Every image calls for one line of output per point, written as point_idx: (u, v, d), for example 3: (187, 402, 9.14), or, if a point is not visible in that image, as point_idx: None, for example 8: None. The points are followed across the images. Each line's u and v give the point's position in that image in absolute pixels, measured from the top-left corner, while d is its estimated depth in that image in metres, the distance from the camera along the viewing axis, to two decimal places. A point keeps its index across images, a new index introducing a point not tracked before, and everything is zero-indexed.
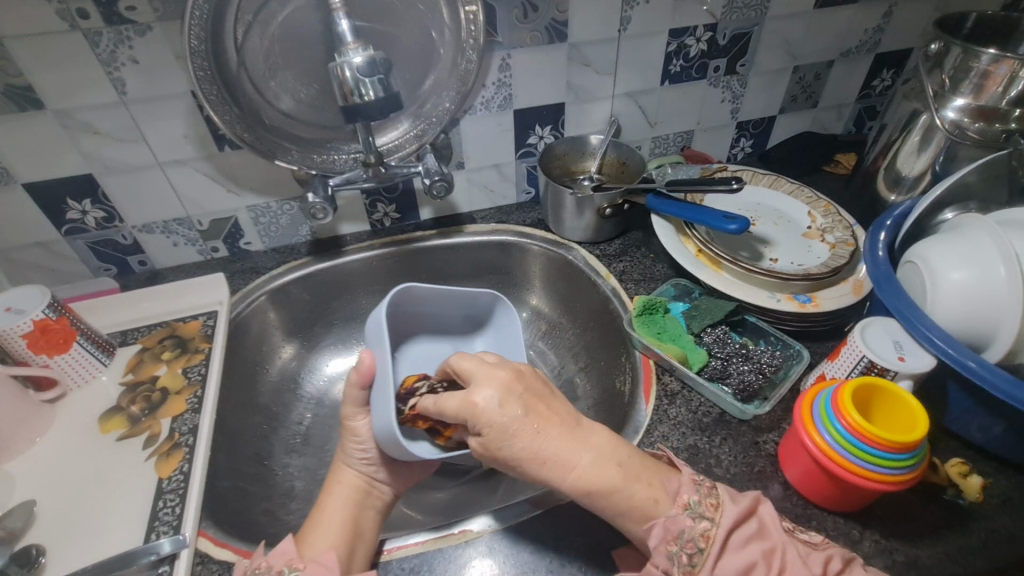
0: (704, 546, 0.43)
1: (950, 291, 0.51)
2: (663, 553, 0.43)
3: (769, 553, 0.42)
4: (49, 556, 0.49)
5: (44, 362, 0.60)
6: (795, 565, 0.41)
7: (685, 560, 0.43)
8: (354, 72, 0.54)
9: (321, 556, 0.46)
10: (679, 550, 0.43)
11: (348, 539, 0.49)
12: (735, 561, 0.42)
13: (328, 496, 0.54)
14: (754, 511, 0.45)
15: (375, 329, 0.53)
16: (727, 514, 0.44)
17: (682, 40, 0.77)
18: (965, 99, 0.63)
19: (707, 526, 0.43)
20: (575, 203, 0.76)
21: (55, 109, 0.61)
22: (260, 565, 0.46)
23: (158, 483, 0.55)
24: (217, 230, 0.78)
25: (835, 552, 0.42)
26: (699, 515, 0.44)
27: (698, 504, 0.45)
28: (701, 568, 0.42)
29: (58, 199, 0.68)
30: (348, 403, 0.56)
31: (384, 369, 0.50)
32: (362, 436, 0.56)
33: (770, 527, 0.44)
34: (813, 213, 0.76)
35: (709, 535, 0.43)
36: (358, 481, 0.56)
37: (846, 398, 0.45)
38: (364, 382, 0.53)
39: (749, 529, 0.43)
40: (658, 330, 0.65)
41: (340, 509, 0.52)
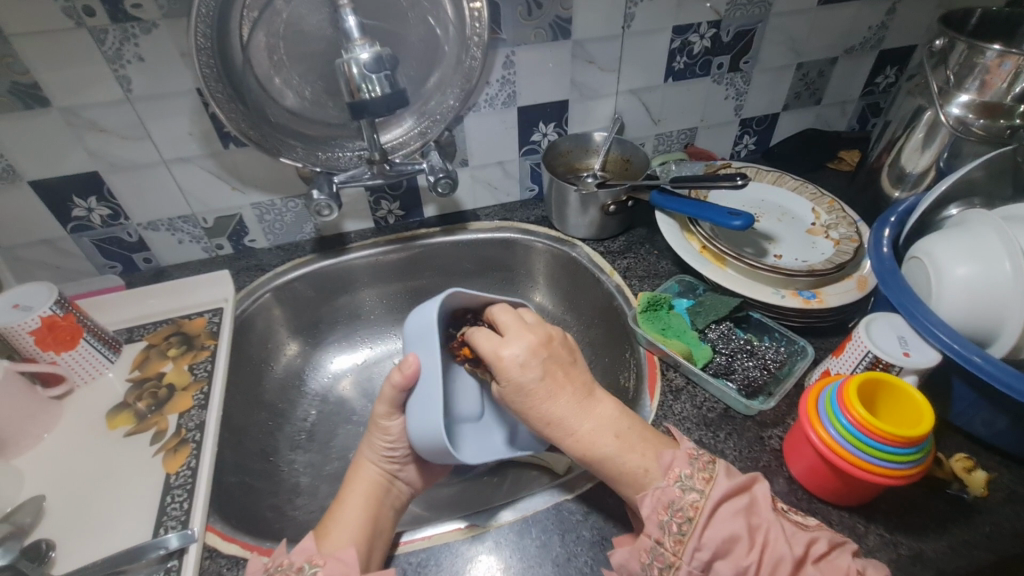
0: (692, 516, 0.43)
1: (955, 286, 0.51)
2: (655, 522, 0.43)
3: (755, 528, 0.42)
4: (58, 550, 0.50)
5: (51, 358, 0.60)
6: (779, 541, 0.41)
7: (675, 529, 0.43)
8: (361, 69, 0.54)
9: (342, 551, 0.46)
10: (669, 519, 0.43)
11: (368, 534, 0.50)
12: (720, 532, 0.42)
13: (347, 491, 0.55)
14: (750, 487, 0.45)
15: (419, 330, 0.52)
16: (718, 487, 0.44)
17: (685, 37, 0.77)
18: (970, 95, 0.63)
19: (696, 497, 0.43)
20: (579, 200, 0.76)
21: (61, 106, 0.62)
22: (281, 563, 0.46)
23: (166, 478, 0.55)
24: (222, 227, 0.78)
25: (823, 535, 0.42)
26: (690, 487, 0.44)
27: (690, 477, 0.45)
28: (688, 538, 0.42)
29: (63, 196, 0.68)
30: (382, 403, 0.56)
31: (433, 370, 0.50)
32: (392, 435, 0.56)
33: (761, 504, 0.43)
34: (817, 210, 0.76)
35: (697, 506, 0.43)
36: (379, 477, 0.57)
37: (852, 393, 0.46)
38: (407, 385, 0.52)
39: (739, 501, 0.43)
40: (662, 326, 0.65)
41: (358, 504, 0.53)
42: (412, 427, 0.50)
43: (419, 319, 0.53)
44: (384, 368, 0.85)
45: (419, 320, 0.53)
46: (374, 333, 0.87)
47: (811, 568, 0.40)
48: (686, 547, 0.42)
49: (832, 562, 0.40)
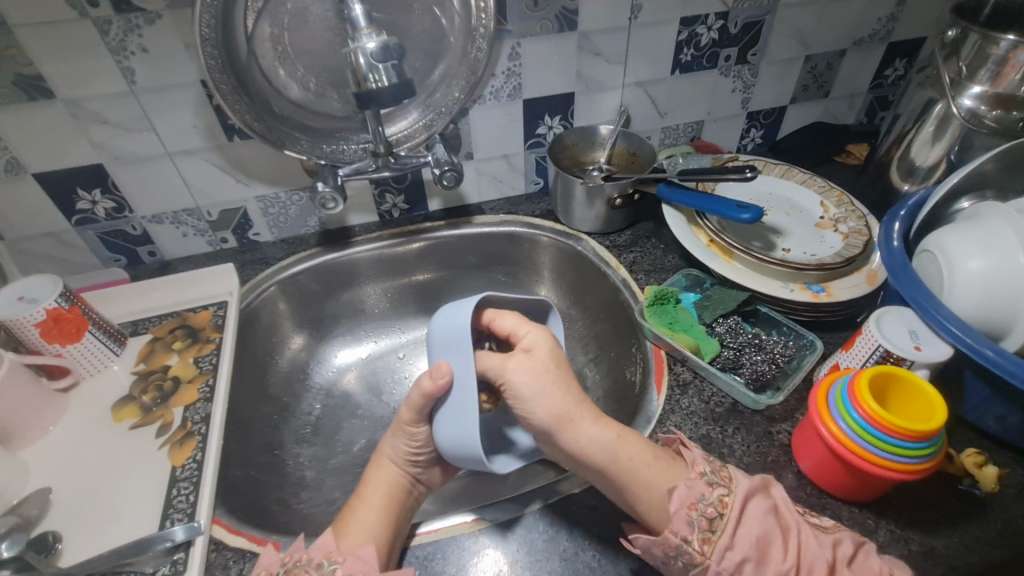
0: (722, 512, 0.43)
1: (968, 279, 0.51)
2: (684, 518, 0.43)
3: (785, 528, 0.43)
4: (65, 542, 0.50)
5: (57, 351, 0.60)
6: (811, 541, 0.41)
7: (704, 526, 0.43)
8: (368, 58, 0.54)
9: (361, 550, 0.46)
10: (699, 515, 0.43)
11: (388, 536, 0.49)
12: (753, 529, 0.42)
13: (367, 488, 0.55)
14: (769, 489, 0.46)
15: (451, 336, 0.53)
16: (741, 484, 0.45)
17: (693, 28, 0.76)
18: (983, 87, 0.62)
19: (724, 493, 0.44)
20: (585, 193, 0.75)
21: (65, 98, 0.61)
22: (301, 558, 0.46)
23: (172, 471, 0.55)
24: (226, 221, 0.78)
25: (845, 537, 0.43)
26: (716, 483, 0.45)
27: (714, 472, 0.46)
28: (719, 536, 0.42)
29: (67, 189, 0.68)
30: (407, 410, 0.54)
31: (468, 382, 0.51)
32: (418, 441, 0.55)
33: (784, 505, 0.44)
34: (826, 203, 0.76)
35: (726, 502, 0.44)
36: (400, 478, 0.56)
37: (863, 385, 0.45)
38: (436, 393, 0.52)
39: (763, 500, 0.44)
40: (669, 320, 0.65)
41: (376, 504, 0.52)
42: (444, 434, 0.52)
43: (451, 323, 0.54)
44: (389, 362, 0.85)
45: (451, 326, 0.53)
46: (379, 327, 0.87)
47: (845, 569, 0.40)
48: (717, 545, 0.42)
49: (861, 563, 0.41)
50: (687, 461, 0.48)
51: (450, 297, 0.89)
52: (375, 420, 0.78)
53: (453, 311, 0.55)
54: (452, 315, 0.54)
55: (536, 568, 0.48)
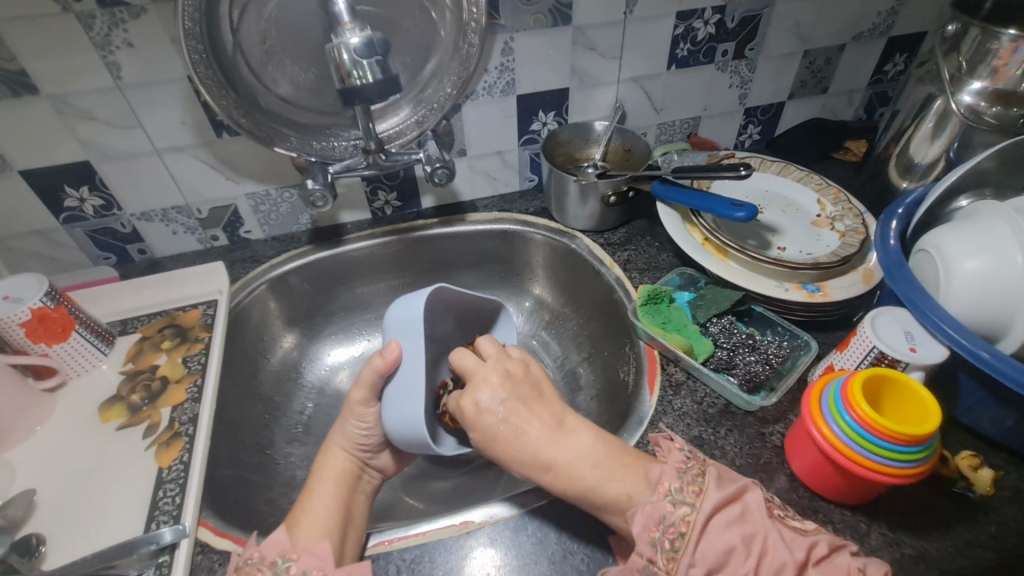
0: (684, 531, 0.42)
1: (966, 280, 0.50)
2: (646, 540, 0.43)
3: (752, 537, 0.42)
4: (49, 545, 0.49)
5: (43, 350, 0.60)
6: (777, 549, 0.41)
7: (667, 546, 0.42)
8: (352, 54, 0.53)
9: (316, 546, 0.46)
10: (662, 536, 0.43)
11: (339, 524, 0.49)
12: (715, 545, 0.41)
13: (315, 478, 0.54)
14: (741, 495, 0.45)
15: (403, 321, 0.55)
16: (708, 499, 0.44)
17: (689, 23, 0.75)
18: (983, 83, 0.61)
19: (687, 511, 0.43)
20: (579, 190, 0.75)
21: (50, 94, 0.60)
22: (252, 555, 0.46)
23: (158, 472, 0.54)
24: (216, 218, 0.77)
25: (822, 538, 0.42)
26: (680, 501, 0.44)
27: (679, 490, 0.45)
28: (682, 554, 0.42)
29: (55, 186, 0.67)
30: (359, 389, 0.55)
31: (417, 361, 0.53)
32: (368, 422, 0.56)
33: (754, 513, 0.43)
34: (822, 201, 0.75)
35: (688, 520, 0.43)
36: (349, 464, 0.56)
37: (856, 389, 0.44)
38: (387, 371, 0.53)
39: (730, 512, 0.43)
40: (662, 320, 0.64)
41: (327, 492, 0.52)
42: (388, 416, 0.53)
43: (406, 310, 0.55)
44: None
45: (404, 311, 0.55)
46: (372, 325, 0.87)
47: (812, 571, 0.40)
48: (680, 564, 0.41)
49: (832, 564, 0.41)
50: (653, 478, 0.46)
51: None
52: None
53: (406, 303, 0.56)
54: (404, 304, 0.56)
55: (524, 572, 0.48)
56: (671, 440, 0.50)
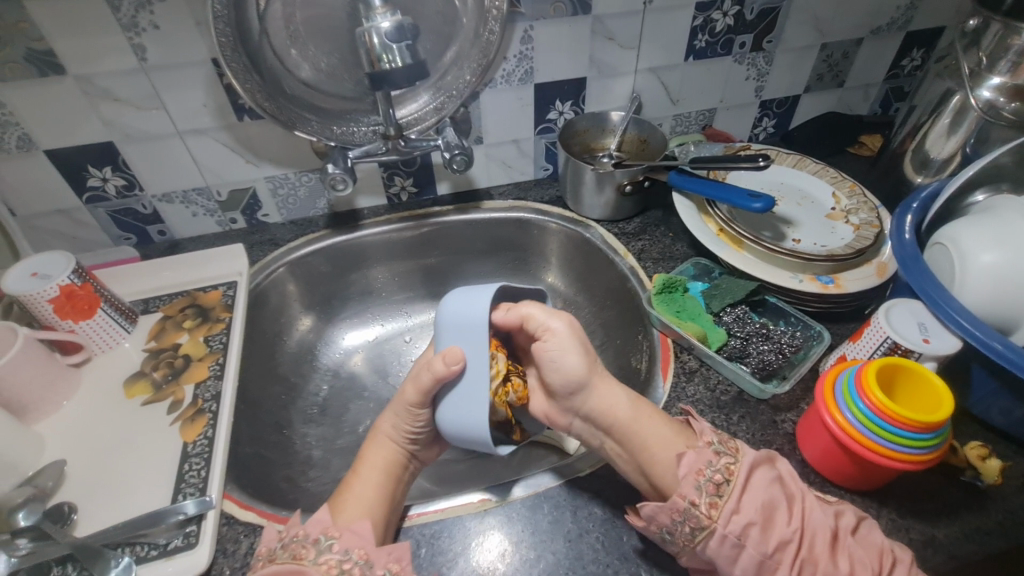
0: (729, 478, 0.44)
1: (982, 273, 0.50)
2: (692, 483, 0.44)
3: (791, 496, 0.44)
4: (81, 513, 0.51)
5: (70, 327, 0.61)
6: (815, 510, 0.43)
7: (712, 491, 0.44)
8: (381, 38, 0.53)
9: (356, 524, 0.47)
10: (707, 480, 0.44)
11: (385, 511, 0.50)
12: (758, 496, 0.44)
13: (363, 465, 0.55)
14: (774, 460, 0.47)
15: (463, 322, 0.53)
16: (747, 454, 0.46)
17: (708, 14, 0.75)
18: (1002, 77, 0.61)
19: (730, 461, 0.45)
20: (595, 179, 0.75)
21: (76, 74, 0.61)
22: (297, 534, 0.46)
23: (184, 447, 0.56)
24: (236, 201, 0.78)
25: (848, 508, 0.45)
26: (723, 451, 0.46)
27: (722, 442, 0.47)
28: (725, 501, 0.43)
29: (79, 166, 0.68)
30: (413, 390, 0.54)
31: (483, 366, 0.51)
32: (420, 422, 0.56)
33: (788, 477, 0.45)
34: (837, 194, 0.75)
35: (732, 469, 0.45)
36: (398, 455, 0.57)
37: (870, 377, 0.45)
38: (448, 377, 0.51)
39: (768, 471, 0.45)
40: (677, 308, 0.65)
41: (373, 481, 0.53)
42: (448, 419, 0.52)
43: (467, 308, 0.53)
44: (396, 345, 0.86)
45: (465, 308, 0.54)
46: (386, 310, 0.88)
47: (847, 536, 0.42)
48: (723, 510, 0.43)
49: (865, 538, 0.42)
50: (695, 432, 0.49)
51: (457, 282, 0.90)
52: (381, 401, 0.79)
53: (464, 296, 0.55)
54: (467, 300, 0.54)
55: (541, 548, 0.49)
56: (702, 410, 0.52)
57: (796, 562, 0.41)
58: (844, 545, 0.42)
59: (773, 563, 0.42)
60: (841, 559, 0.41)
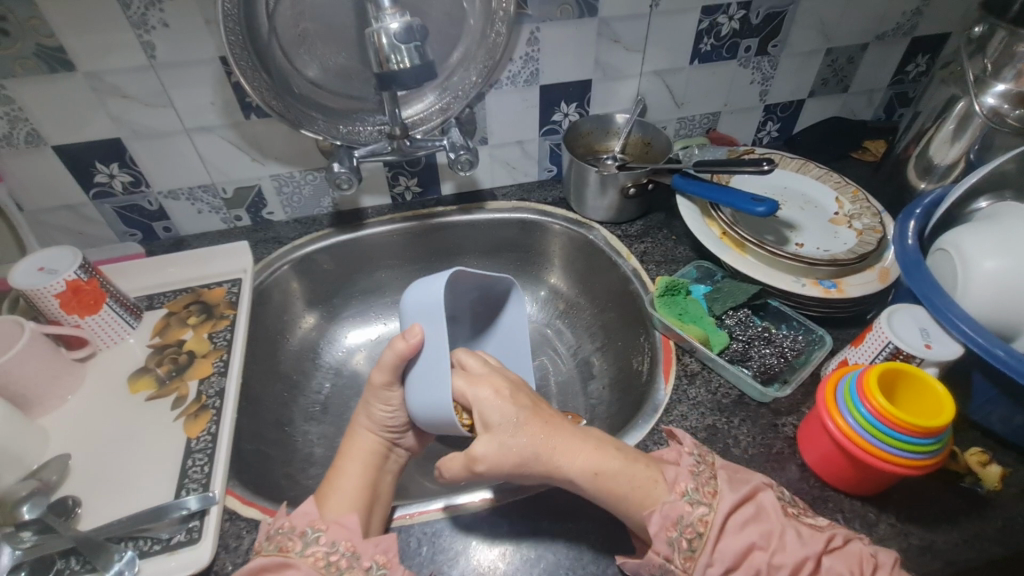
0: (701, 532, 0.44)
1: (984, 280, 0.51)
2: (663, 539, 0.44)
3: (769, 534, 0.43)
4: (85, 507, 0.51)
5: (76, 321, 0.61)
6: (795, 546, 0.42)
7: (684, 546, 0.44)
8: (390, 39, 0.54)
9: (342, 517, 0.47)
10: (679, 536, 0.44)
11: (367, 502, 0.50)
12: (733, 546, 0.43)
13: (344, 457, 0.54)
14: (754, 496, 0.46)
15: (423, 304, 0.54)
16: (723, 502, 0.45)
17: (714, 18, 0.75)
18: (1007, 84, 0.61)
19: (704, 512, 0.44)
20: (599, 181, 0.75)
21: (85, 71, 0.61)
22: (283, 524, 0.46)
23: (187, 442, 0.56)
24: (241, 199, 0.79)
25: (838, 532, 0.44)
26: (696, 502, 0.45)
27: (696, 491, 0.46)
28: (699, 554, 0.43)
29: (86, 162, 0.69)
30: (380, 371, 0.54)
31: (439, 346, 0.52)
32: (393, 406, 0.55)
33: (769, 513, 0.45)
34: (841, 199, 0.75)
35: (706, 521, 0.44)
36: (377, 445, 0.56)
37: (871, 382, 0.46)
38: (409, 354, 0.53)
39: (745, 513, 0.45)
40: (679, 311, 0.65)
41: (354, 471, 0.52)
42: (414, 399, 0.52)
43: (426, 293, 0.54)
44: None
45: (424, 293, 0.54)
46: (389, 310, 0.88)
47: (827, 559, 0.42)
48: (698, 563, 0.43)
49: (845, 551, 0.43)
50: (670, 478, 0.47)
51: None
52: None
53: (425, 285, 0.56)
54: (426, 285, 0.55)
55: (541, 548, 0.49)
56: (683, 443, 0.50)
57: None
58: (825, 573, 0.41)
59: None
60: None
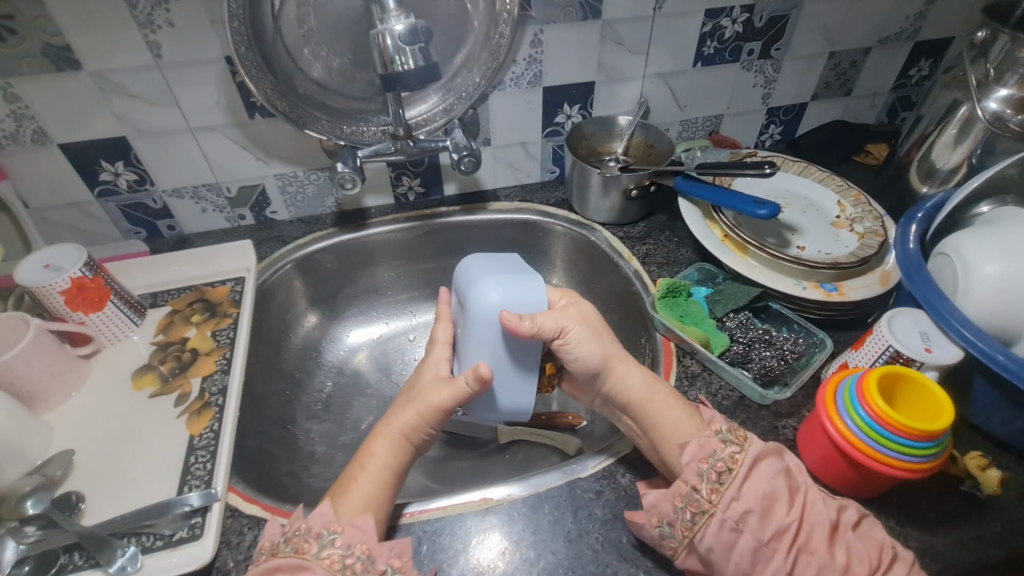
0: (732, 467, 0.45)
1: (984, 284, 0.51)
2: (694, 470, 0.46)
3: (794, 488, 0.45)
4: (88, 503, 0.52)
5: (80, 319, 0.62)
6: (817, 503, 0.44)
7: (714, 478, 0.45)
8: (395, 40, 0.54)
9: (361, 521, 0.46)
10: (709, 468, 0.46)
11: (384, 509, 0.49)
12: (760, 486, 0.44)
13: (370, 457, 0.52)
14: (782, 453, 0.47)
15: (504, 272, 0.56)
16: (754, 445, 0.47)
17: (717, 20, 0.76)
18: (1010, 89, 0.61)
19: (735, 450, 0.46)
20: (601, 182, 0.76)
21: (91, 70, 0.62)
22: (300, 527, 0.46)
23: (190, 439, 0.56)
24: (244, 198, 0.79)
25: (851, 504, 0.45)
26: (729, 440, 0.47)
27: (729, 431, 0.48)
28: (727, 488, 0.45)
29: (91, 161, 0.69)
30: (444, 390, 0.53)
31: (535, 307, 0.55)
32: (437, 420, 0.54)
33: (796, 470, 0.46)
34: (842, 202, 0.76)
35: (736, 458, 0.46)
36: (405, 450, 0.53)
37: (872, 385, 0.46)
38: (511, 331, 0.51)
39: (775, 462, 0.46)
40: (680, 313, 0.66)
41: (380, 480, 0.50)
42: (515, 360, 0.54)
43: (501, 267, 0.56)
44: (400, 343, 0.86)
45: (497, 267, 0.56)
46: (391, 309, 0.88)
47: (846, 530, 0.43)
48: (724, 495, 0.44)
49: (865, 532, 0.43)
50: (705, 420, 0.50)
51: None
52: (384, 400, 0.79)
53: (486, 264, 0.57)
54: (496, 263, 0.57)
55: (541, 547, 0.50)
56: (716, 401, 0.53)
57: (792, 551, 0.42)
58: (843, 542, 0.42)
59: (769, 548, 0.43)
60: (839, 552, 0.42)
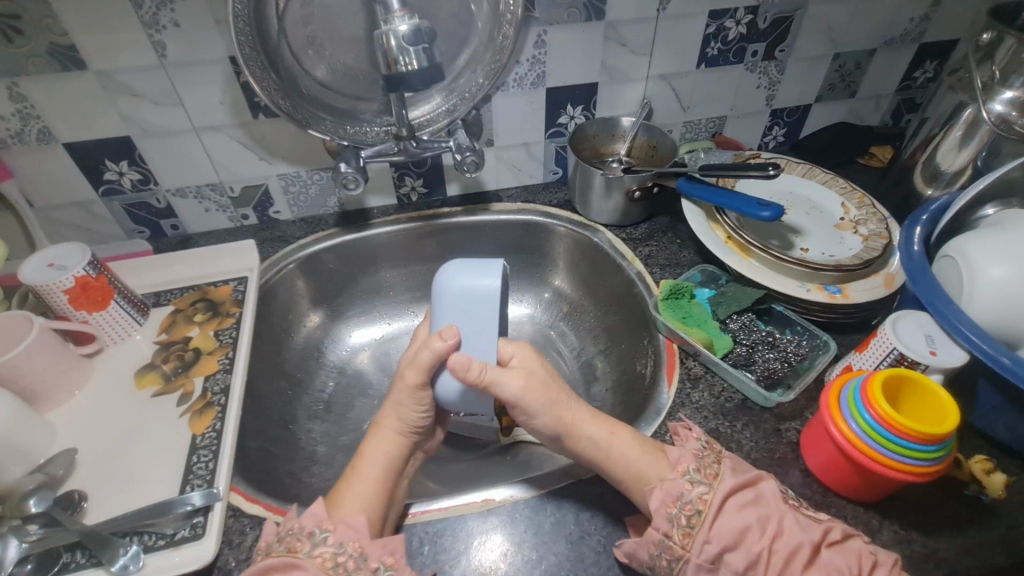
0: (700, 509, 0.45)
1: (990, 287, 0.50)
2: (664, 515, 0.45)
3: (767, 517, 0.44)
4: (90, 501, 0.52)
5: (83, 317, 0.62)
6: (793, 530, 0.43)
7: (684, 521, 0.45)
8: (399, 41, 0.54)
9: (352, 518, 0.46)
10: (678, 512, 0.45)
11: (382, 506, 0.49)
12: (731, 522, 0.44)
13: (362, 460, 0.52)
14: (757, 483, 0.47)
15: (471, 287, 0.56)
16: (725, 482, 0.46)
17: (721, 22, 0.76)
18: (1015, 92, 0.61)
19: (704, 491, 0.46)
20: (604, 184, 0.76)
21: (96, 69, 0.62)
22: (293, 526, 0.46)
23: (192, 439, 0.56)
24: (248, 197, 0.79)
25: (837, 526, 0.44)
26: (697, 481, 0.46)
27: (698, 471, 0.47)
28: (698, 530, 0.44)
29: (96, 160, 0.69)
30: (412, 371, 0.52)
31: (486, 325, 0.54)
32: (426, 406, 0.53)
33: (769, 498, 0.45)
34: (846, 205, 0.75)
35: (705, 499, 0.45)
36: (401, 447, 0.54)
37: (876, 388, 0.45)
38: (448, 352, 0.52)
39: (745, 495, 0.46)
40: (683, 314, 0.66)
41: (374, 476, 0.51)
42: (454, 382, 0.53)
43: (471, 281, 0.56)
44: (402, 344, 0.86)
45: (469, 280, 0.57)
46: (393, 310, 0.88)
47: (826, 551, 0.42)
48: (696, 539, 0.44)
49: (845, 546, 0.43)
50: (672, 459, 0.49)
51: None
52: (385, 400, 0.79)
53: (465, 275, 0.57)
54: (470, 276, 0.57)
55: (543, 549, 0.50)
56: (691, 428, 0.51)
57: None
58: (822, 562, 0.42)
59: None
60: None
